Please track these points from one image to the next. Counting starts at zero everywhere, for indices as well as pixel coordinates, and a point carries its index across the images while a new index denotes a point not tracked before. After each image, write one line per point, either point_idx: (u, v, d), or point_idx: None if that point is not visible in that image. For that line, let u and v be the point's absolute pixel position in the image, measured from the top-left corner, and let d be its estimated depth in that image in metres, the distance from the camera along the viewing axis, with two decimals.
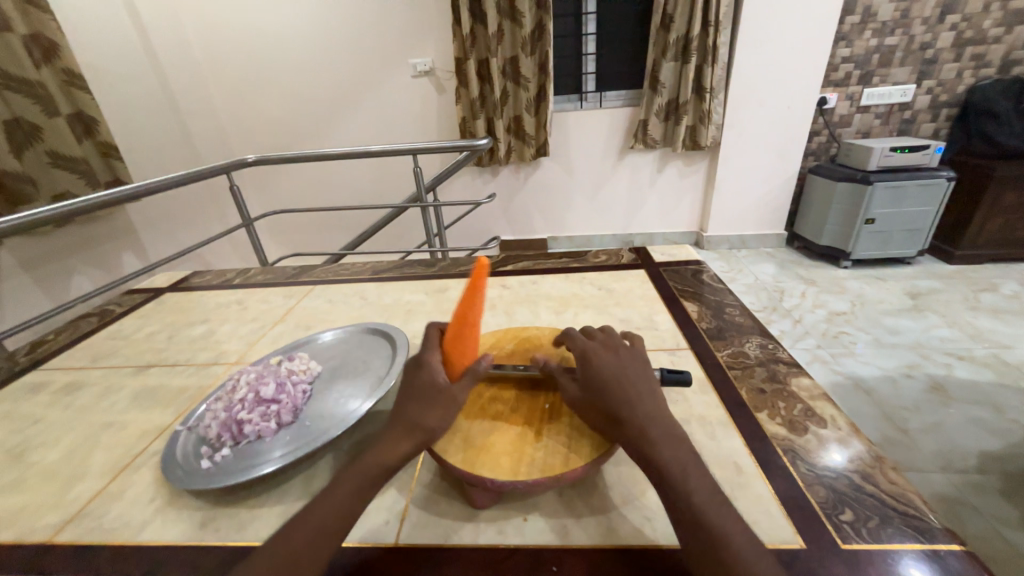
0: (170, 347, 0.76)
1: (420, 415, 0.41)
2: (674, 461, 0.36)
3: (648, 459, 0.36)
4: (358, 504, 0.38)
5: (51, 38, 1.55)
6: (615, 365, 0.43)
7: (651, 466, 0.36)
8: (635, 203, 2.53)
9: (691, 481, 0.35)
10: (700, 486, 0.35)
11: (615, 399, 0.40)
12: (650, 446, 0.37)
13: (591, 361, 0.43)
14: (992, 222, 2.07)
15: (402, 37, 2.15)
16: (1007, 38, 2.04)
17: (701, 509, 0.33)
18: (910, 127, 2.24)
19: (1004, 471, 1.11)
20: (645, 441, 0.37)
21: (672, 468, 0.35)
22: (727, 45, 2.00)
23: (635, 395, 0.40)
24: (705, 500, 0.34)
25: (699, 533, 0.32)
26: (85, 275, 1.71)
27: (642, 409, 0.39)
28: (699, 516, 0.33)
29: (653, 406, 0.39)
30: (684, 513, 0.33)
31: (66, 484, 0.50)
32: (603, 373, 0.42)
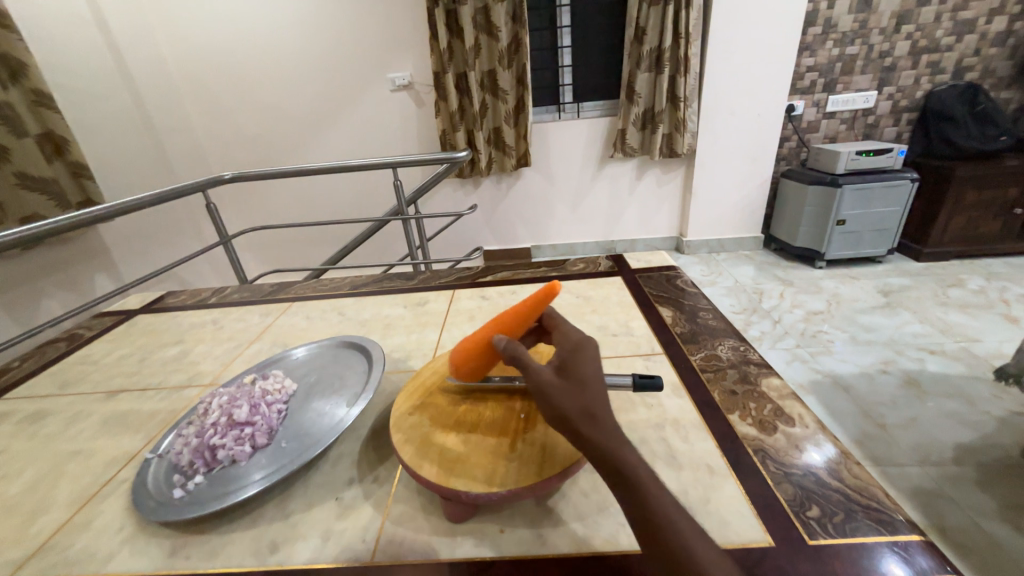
0: (142, 370, 0.75)
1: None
2: (643, 465, 0.34)
3: (620, 459, 0.34)
4: None
5: (19, 58, 1.52)
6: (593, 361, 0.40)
7: (619, 470, 0.33)
8: (616, 211, 2.58)
9: (659, 488, 0.33)
10: (665, 495, 0.33)
11: (594, 397, 0.37)
12: (622, 448, 0.34)
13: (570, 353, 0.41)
14: (955, 220, 2.16)
15: (381, 53, 2.17)
16: (958, 46, 2.15)
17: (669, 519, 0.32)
18: (874, 131, 2.33)
19: (977, 462, 1.15)
20: (617, 442, 0.35)
21: (641, 472, 0.34)
22: (699, 56, 2.07)
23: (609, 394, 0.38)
24: (673, 511, 0.32)
25: (667, 543, 0.31)
26: (56, 299, 1.66)
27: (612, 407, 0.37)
28: (667, 527, 0.32)
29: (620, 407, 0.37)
30: (645, 522, 0.32)
31: (28, 517, 0.48)
32: (585, 368, 0.39)
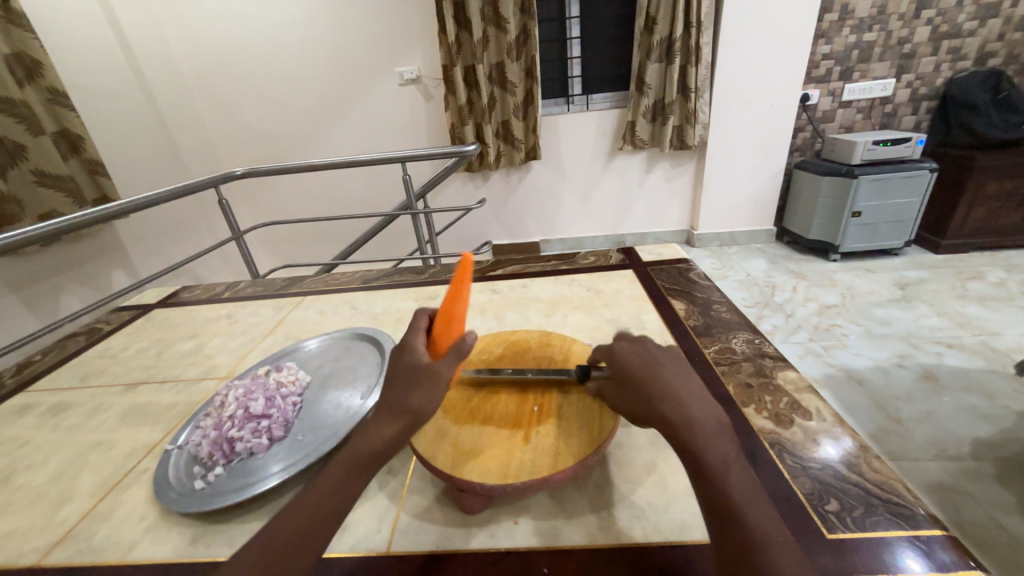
0: (159, 363, 0.76)
1: (404, 397, 0.40)
2: (713, 450, 0.35)
3: (685, 446, 0.36)
4: (337, 505, 0.37)
5: (34, 57, 1.55)
6: (641, 351, 0.41)
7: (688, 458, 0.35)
8: (625, 205, 2.55)
9: (732, 478, 0.34)
10: (736, 482, 0.34)
11: (648, 386, 0.38)
12: (689, 435, 0.36)
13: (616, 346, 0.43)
14: (976, 211, 2.10)
15: (388, 48, 2.16)
16: (981, 31, 2.08)
17: (740, 506, 0.33)
18: (892, 120, 2.27)
19: (997, 457, 1.12)
20: (682, 429, 0.36)
21: (708, 458, 0.35)
22: (711, 45, 2.03)
23: (671, 380, 0.39)
24: (743, 498, 0.33)
25: (737, 529, 0.32)
26: (75, 294, 1.70)
27: (677, 394, 0.38)
28: (737, 514, 0.32)
29: (689, 392, 0.38)
30: (716, 508, 0.33)
31: (54, 505, 0.50)
32: (636, 362, 0.40)
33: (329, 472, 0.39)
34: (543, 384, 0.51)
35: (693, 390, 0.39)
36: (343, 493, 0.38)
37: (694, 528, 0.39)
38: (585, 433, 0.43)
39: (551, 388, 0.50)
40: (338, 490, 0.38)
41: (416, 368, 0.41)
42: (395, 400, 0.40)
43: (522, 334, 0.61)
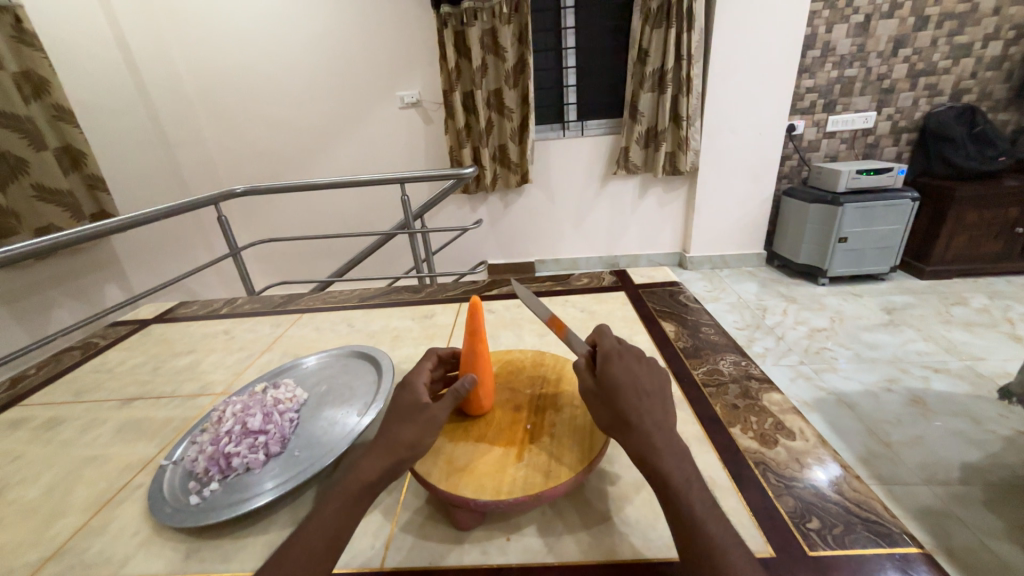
0: (155, 378, 0.76)
1: (400, 431, 0.41)
2: (676, 471, 0.37)
3: (651, 467, 0.38)
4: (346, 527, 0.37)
5: (42, 75, 1.58)
6: (631, 371, 0.43)
7: (654, 474, 0.38)
8: (619, 227, 2.60)
9: (693, 493, 0.37)
10: (698, 499, 0.36)
11: (626, 405, 0.40)
12: (656, 457, 0.38)
13: (610, 362, 0.43)
14: (957, 239, 2.17)
15: (390, 73, 2.23)
16: (955, 69, 2.19)
17: (700, 522, 0.35)
18: (875, 150, 2.37)
19: (984, 482, 1.14)
20: (650, 453, 0.38)
21: (672, 479, 0.37)
22: (700, 76, 2.12)
23: (650, 405, 0.41)
24: (705, 515, 0.36)
25: (696, 543, 0.34)
26: (67, 309, 1.69)
27: (653, 418, 0.40)
28: (699, 529, 0.35)
29: (662, 417, 0.40)
30: (678, 524, 0.36)
31: (46, 520, 0.50)
32: (617, 378, 0.42)
33: (328, 499, 0.39)
34: (536, 404, 0.52)
35: (667, 415, 0.41)
36: (345, 522, 0.37)
37: None
38: (576, 451, 0.45)
39: (543, 408, 0.52)
40: (340, 518, 0.37)
41: (415, 403, 0.43)
42: (387, 433, 0.42)
43: (516, 354, 0.63)
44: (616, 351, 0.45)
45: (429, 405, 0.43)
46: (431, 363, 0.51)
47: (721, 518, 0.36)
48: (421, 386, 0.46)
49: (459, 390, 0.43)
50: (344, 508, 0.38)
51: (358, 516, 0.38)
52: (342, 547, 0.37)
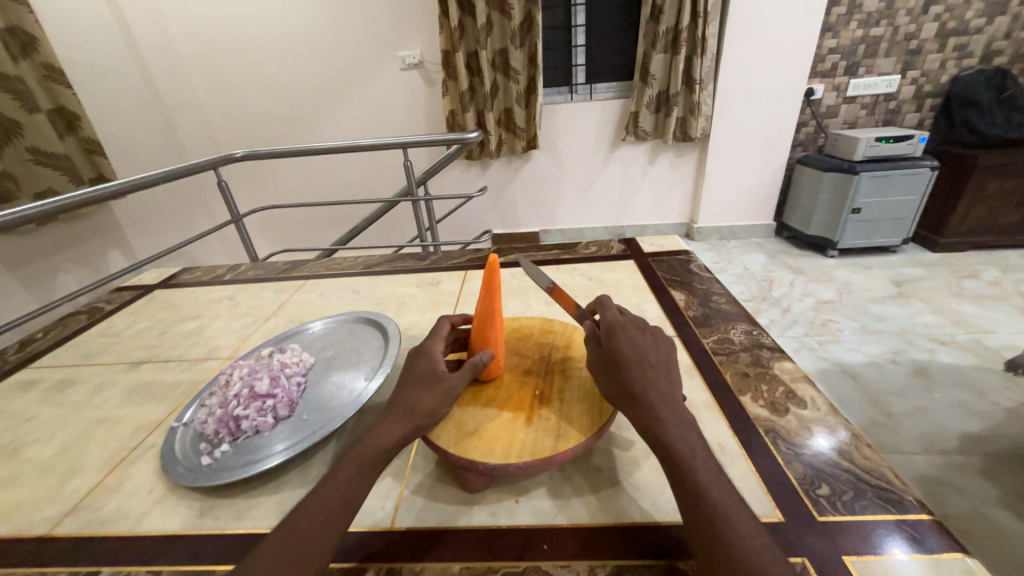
0: (162, 343, 0.76)
1: (415, 401, 0.42)
2: (681, 441, 0.37)
3: (655, 437, 0.38)
4: (361, 490, 0.37)
5: (29, 31, 1.52)
6: (637, 344, 0.43)
7: (657, 442, 0.38)
8: (626, 196, 2.55)
9: (697, 459, 0.36)
10: (701, 467, 0.36)
11: (630, 376, 0.41)
12: (659, 426, 0.38)
13: (614, 335, 0.43)
14: (974, 210, 2.11)
15: (391, 31, 2.13)
16: (989, 28, 2.07)
17: (703, 488, 0.35)
18: (895, 117, 2.27)
19: (984, 452, 1.15)
20: (654, 422, 0.38)
21: (675, 447, 0.37)
22: (716, 36, 2.01)
23: (657, 377, 0.41)
24: (709, 481, 0.35)
25: (698, 509, 0.34)
26: (71, 275, 1.69)
27: (657, 388, 0.40)
28: (702, 494, 0.34)
29: (667, 389, 0.40)
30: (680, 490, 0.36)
31: (62, 478, 0.50)
32: (622, 352, 0.42)
33: (342, 464, 0.39)
34: (545, 370, 0.52)
35: (675, 388, 0.41)
36: (359, 486, 0.37)
37: None
38: (586, 417, 0.44)
39: (553, 373, 0.51)
40: (353, 482, 0.37)
41: (429, 374, 0.44)
42: (402, 402, 0.42)
43: (525, 320, 0.62)
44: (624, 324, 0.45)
45: (446, 376, 0.43)
46: (447, 329, 0.51)
47: (727, 486, 0.35)
48: (437, 355, 0.46)
49: (477, 364, 0.44)
50: (359, 471, 0.38)
51: (372, 481, 0.38)
52: (355, 511, 0.37)
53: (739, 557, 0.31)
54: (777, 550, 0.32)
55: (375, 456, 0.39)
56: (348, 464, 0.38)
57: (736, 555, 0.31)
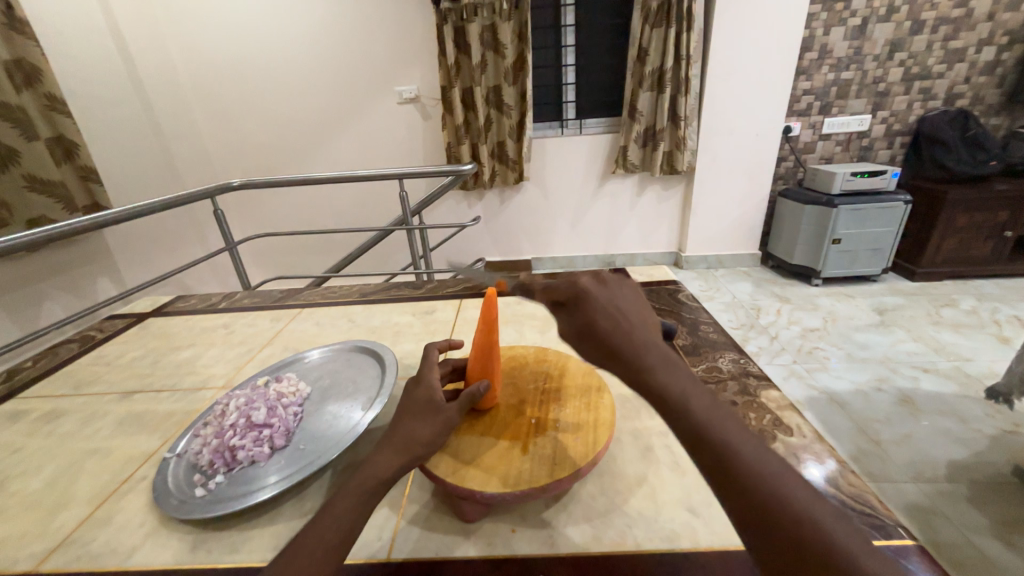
0: (155, 372, 0.76)
1: (410, 430, 0.43)
2: (674, 382, 0.34)
3: (647, 384, 0.34)
4: (356, 521, 0.37)
5: (34, 64, 1.56)
6: (605, 300, 0.41)
7: (650, 390, 0.34)
8: (616, 225, 2.61)
9: (693, 396, 0.33)
10: (704, 405, 0.33)
11: (608, 332, 0.38)
12: (648, 373, 0.35)
13: (583, 297, 0.42)
14: (948, 241, 2.21)
15: (390, 69, 2.22)
16: (949, 73, 2.22)
17: (713, 426, 0.32)
18: (869, 153, 2.39)
19: (971, 479, 1.16)
20: (643, 369, 0.35)
21: (672, 392, 0.33)
22: (698, 77, 2.12)
23: (630, 326, 0.39)
24: (711, 416, 0.32)
25: (715, 450, 0.31)
26: (58, 302, 1.67)
27: (633, 335, 0.38)
28: (710, 432, 0.31)
29: (644, 332, 0.38)
30: (688, 435, 0.32)
31: (50, 512, 0.49)
32: (597, 316, 0.40)
33: (338, 495, 0.39)
34: (540, 398, 0.53)
35: (652, 332, 0.39)
36: (354, 517, 0.37)
37: (683, 538, 0.41)
38: (581, 445, 0.45)
39: (547, 402, 0.52)
40: (349, 514, 0.37)
41: (424, 402, 0.45)
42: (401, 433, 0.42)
43: (520, 349, 0.64)
44: (589, 281, 0.43)
45: (444, 405, 0.45)
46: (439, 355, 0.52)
47: (733, 418, 0.33)
48: (434, 383, 0.47)
49: (475, 394, 0.45)
50: (354, 503, 0.38)
51: (369, 509, 0.39)
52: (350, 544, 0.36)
53: (768, 491, 0.29)
54: (795, 474, 0.31)
55: (369, 487, 0.39)
56: (345, 494, 0.39)
57: (759, 484, 0.29)
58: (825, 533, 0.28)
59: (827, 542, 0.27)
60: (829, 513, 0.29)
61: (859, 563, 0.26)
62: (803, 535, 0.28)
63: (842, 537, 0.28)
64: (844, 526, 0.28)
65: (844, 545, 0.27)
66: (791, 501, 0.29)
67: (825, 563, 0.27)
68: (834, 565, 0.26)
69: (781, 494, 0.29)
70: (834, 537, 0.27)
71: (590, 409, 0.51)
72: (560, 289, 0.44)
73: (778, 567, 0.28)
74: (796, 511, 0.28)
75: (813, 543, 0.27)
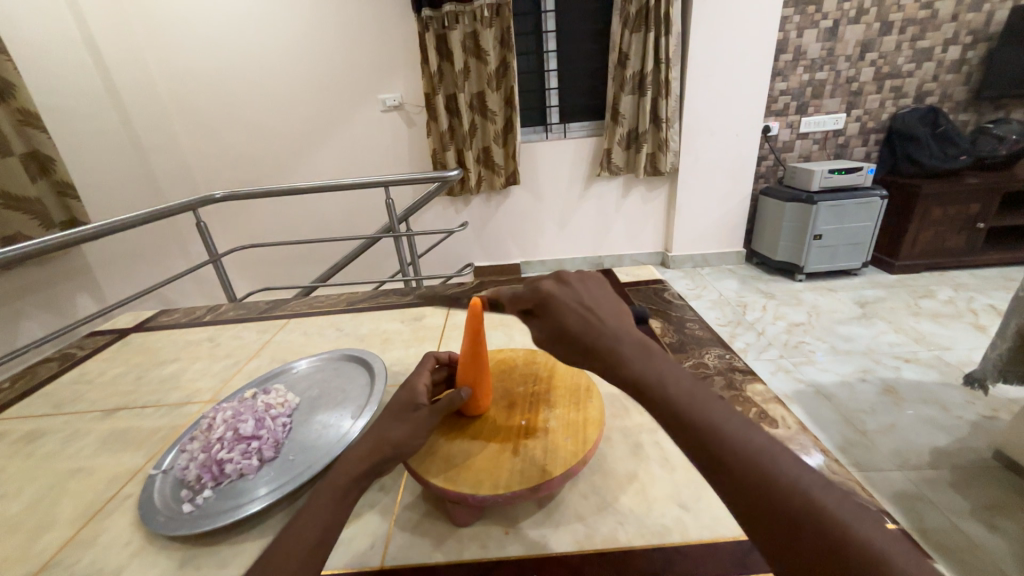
0: (139, 388, 0.75)
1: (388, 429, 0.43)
2: (648, 371, 0.35)
3: (623, 377, 0.36)
4: (335, 518, 0.38)
5: (5, 78, 1.53)
6: (570, 300, 0.42)
7: (627, 381, 0.36)
8: (603, 227, 2.64)
9: (668, 382, 0.35)
10: (680, 387, 0.34)
11: (581, 333, 0.40)
12: (622, 365, 0.36)
13: (547, 303, 0.43)
14: (924, 234, 2.27)
15: (373, 77, 2.22)
16: (918, 72, 2.30)
17: (689, 408, 0.33)
18: (845, 150, 2.46)
19: (953, 464, 1.20)
20: (618, 362, 0.37)
21: (647, 380, 0.35)
22: (678, 80, 2.16)
23: (601, 320, 0.40)
24: (687, 398, 0.33)
25: (693, 432, 0.32)
26: (36, 320, 1.63)
27: (606, 330, 0.39)
28: (686, 414, 0.33)
29: (616, 326, 0.39)
30: (667, 420, 0.33)
31: (32, 535, 0.48)
32: (564, 320, 0.41)
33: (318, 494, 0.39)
34: (529, 400, 0.53)
35: (626, 323, 0.40)
36: (332, 516, 0.38)
37: (674, 532, 0.42)
38: (571, 445, 0.46)
39: (537, 404, 0.53)
40: (327, 512, 0.38)
41: (407, 406, 0.45)
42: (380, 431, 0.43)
43: (509, 352, 0.64)
44: (551, 284, 0.45)
45: (423, 406, 0.45)
46: (432, 363, 0.53)
47: (710, 397, 0.34)
48: (420, 386, 0.47)
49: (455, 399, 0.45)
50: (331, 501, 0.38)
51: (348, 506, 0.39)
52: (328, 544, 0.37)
53: (749, 463, 0.30)
54: (777, 440, 0.31)
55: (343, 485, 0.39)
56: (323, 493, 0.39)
57: (739, 458, 0.30)
58: (809, 499, 0.28)
59: (813, 506, 0.27)
60: (813, 475, 0.29)
61: (846, 522, 0.27)
62: (789, 501, 0.28)
63: (827, 496, 0.28)
64: (827, 485, 0.29)
65: (829, 504, 0.27)
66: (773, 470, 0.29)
67: (815, 526, 0.27)
68: (822, 527, 0.27)
69: (764, 465, 0.29)
70: (819, 498, 0.28)
71: (579, 409, 0.51)
72: (525, 298, 0.45)
73: (770, 538, 0.28)
74: (779, 479, 0.29)
75: (799, 508, 0.28)
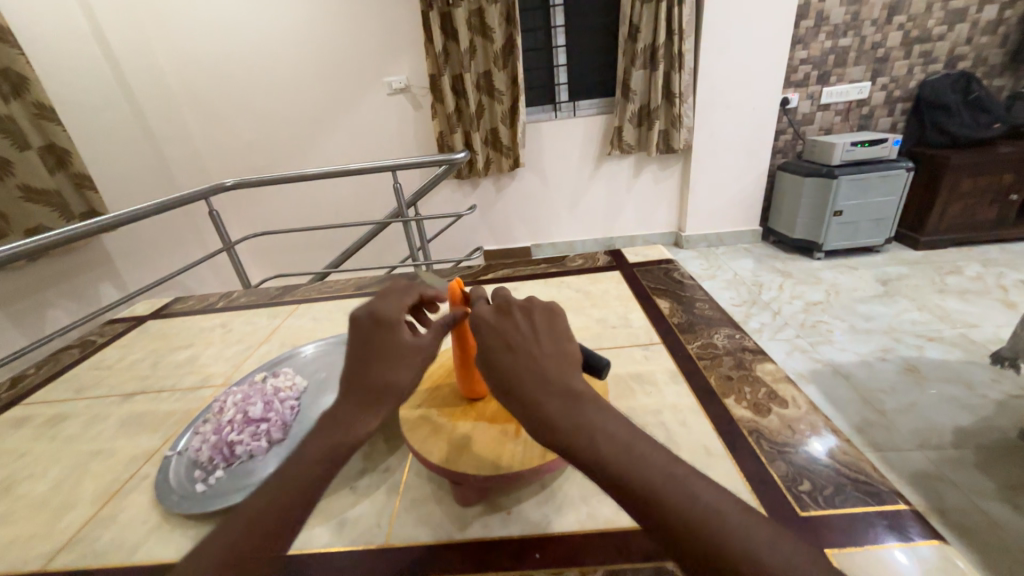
0: (155, 373, 0.77)
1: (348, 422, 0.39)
2: (587, 431, 0.34)
3: (562, 440, 0.34)
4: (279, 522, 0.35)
5: (19, 71, 1.54)
6: (515, 346, 0.40)
7: (566, 444, 0.34)
8: (615, 207, 2.59)
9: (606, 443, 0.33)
10: (620, 449, 0.33)
11: (519, 387, 0.38)
12: (560, 426, 0.35)
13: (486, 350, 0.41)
14: (952, 208, 2.18)
15: (377, 59, 2.19)
16: (950, 35, 2.16)
17: (629, 471, 0.32)
18: (869, 121, 2.34)
19: (976, 445, 1.16)
20: (554, 423, 0.35)
21: (585, 442, 0.34)
22: (692, 52, 2.08)
23: (544, 369, 0.38)
24: (627, 459, 0.32)
25: (630, 491, 0.31)
26: (63, 309, 1.69)
27: (543, 385, 0.37)
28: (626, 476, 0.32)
29: (553, 377, 0.38)
30: (607, 482, 0.32)
31: (56, 513, 0.50)
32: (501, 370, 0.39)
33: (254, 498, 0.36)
34: None
35: (570, 376, 0.38)
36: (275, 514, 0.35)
37: None
38: None
39: None
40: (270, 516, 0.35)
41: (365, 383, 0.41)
42: (375, 379, 0.41)
43: None
44: (496, 329, 0.42)
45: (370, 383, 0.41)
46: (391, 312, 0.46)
47: (650, 452, 0.33)
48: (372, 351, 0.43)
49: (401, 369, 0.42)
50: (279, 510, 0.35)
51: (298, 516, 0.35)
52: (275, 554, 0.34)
53: (692, 524, 0.29)
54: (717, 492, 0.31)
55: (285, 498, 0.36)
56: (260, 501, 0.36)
57: (682, 523, 0.29)
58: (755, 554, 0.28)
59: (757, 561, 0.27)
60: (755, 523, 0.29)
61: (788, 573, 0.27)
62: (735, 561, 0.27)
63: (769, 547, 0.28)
64: (773, 540, 0.28)
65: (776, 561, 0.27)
66: (714, 528, 0.29)
67: None
68: None
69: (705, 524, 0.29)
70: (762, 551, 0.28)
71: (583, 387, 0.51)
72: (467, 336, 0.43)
73: None
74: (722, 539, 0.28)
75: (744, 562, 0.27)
